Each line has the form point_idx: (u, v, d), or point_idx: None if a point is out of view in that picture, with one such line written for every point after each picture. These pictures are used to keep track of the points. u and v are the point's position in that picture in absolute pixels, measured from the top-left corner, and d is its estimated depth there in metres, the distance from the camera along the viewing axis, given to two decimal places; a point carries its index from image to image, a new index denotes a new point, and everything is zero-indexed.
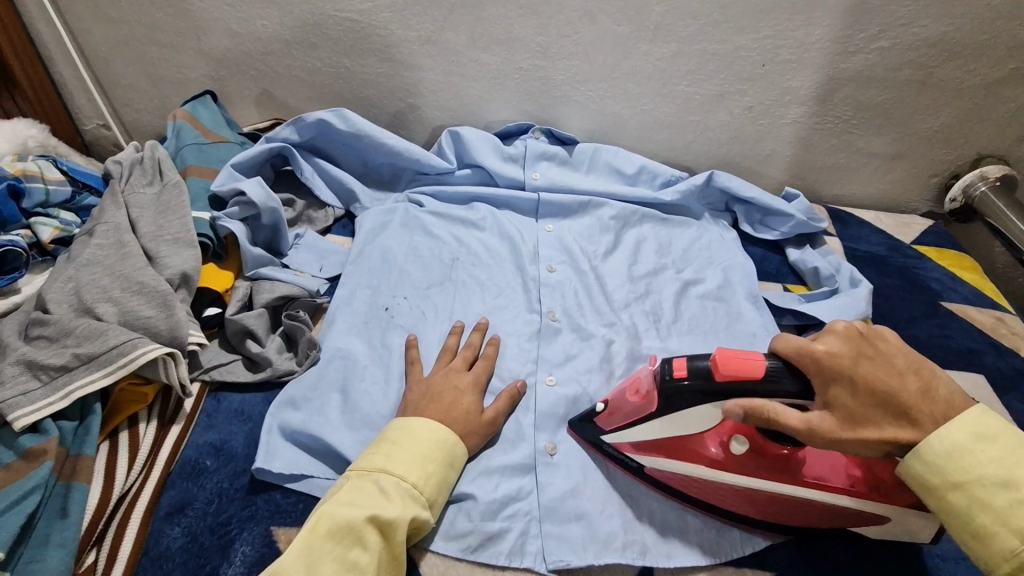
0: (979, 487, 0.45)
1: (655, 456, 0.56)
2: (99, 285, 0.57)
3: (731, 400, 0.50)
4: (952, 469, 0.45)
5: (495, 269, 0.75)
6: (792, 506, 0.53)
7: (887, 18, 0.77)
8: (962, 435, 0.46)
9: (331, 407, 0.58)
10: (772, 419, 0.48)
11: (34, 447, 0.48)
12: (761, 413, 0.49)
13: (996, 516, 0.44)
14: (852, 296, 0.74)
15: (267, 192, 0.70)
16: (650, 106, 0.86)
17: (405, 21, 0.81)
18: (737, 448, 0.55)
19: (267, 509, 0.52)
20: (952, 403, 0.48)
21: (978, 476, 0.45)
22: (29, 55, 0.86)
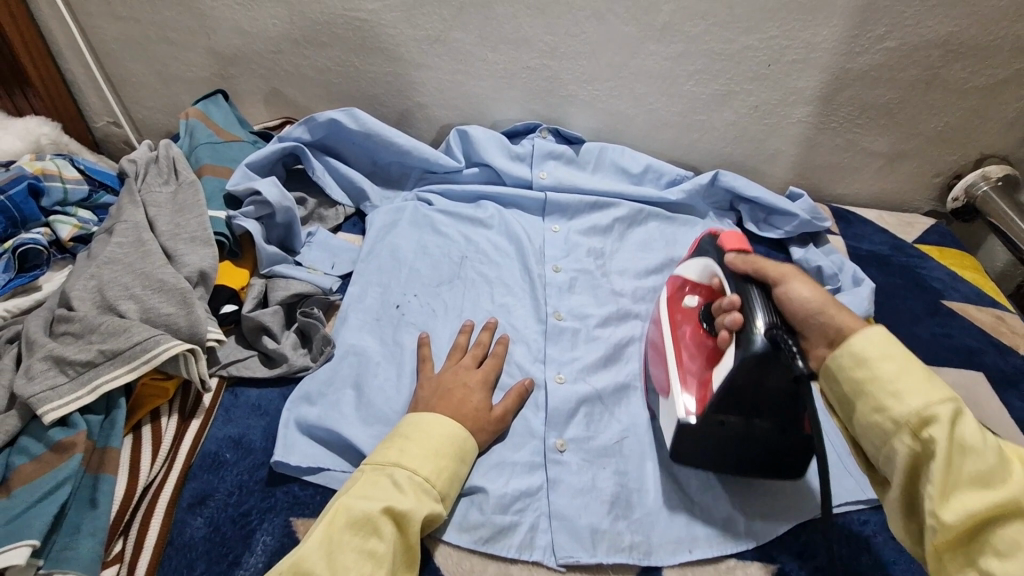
0: (891, 369, 0.46)
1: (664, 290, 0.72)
2: (121, 282, 0.58)
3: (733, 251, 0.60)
4: (874, 352, 0.47)
5: (503, 266, 0.77)
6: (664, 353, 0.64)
7: (894, 18, 0.77)
8: (882, 338, 0.48)
9: (346, 402, 0.60)
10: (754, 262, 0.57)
11: (64, 440, 0.50)
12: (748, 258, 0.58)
13: (903, 384, 0.45)
14: (855, 295, 0.75)
15: (280, 191, 0.71)
16: (656, 105, 0.87)
17: (414, 21, 0.82)
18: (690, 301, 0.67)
19: (285, 501, 0.53)
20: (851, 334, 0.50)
21: (900, 361, 0.46)
22: (41, 53, 0.87)
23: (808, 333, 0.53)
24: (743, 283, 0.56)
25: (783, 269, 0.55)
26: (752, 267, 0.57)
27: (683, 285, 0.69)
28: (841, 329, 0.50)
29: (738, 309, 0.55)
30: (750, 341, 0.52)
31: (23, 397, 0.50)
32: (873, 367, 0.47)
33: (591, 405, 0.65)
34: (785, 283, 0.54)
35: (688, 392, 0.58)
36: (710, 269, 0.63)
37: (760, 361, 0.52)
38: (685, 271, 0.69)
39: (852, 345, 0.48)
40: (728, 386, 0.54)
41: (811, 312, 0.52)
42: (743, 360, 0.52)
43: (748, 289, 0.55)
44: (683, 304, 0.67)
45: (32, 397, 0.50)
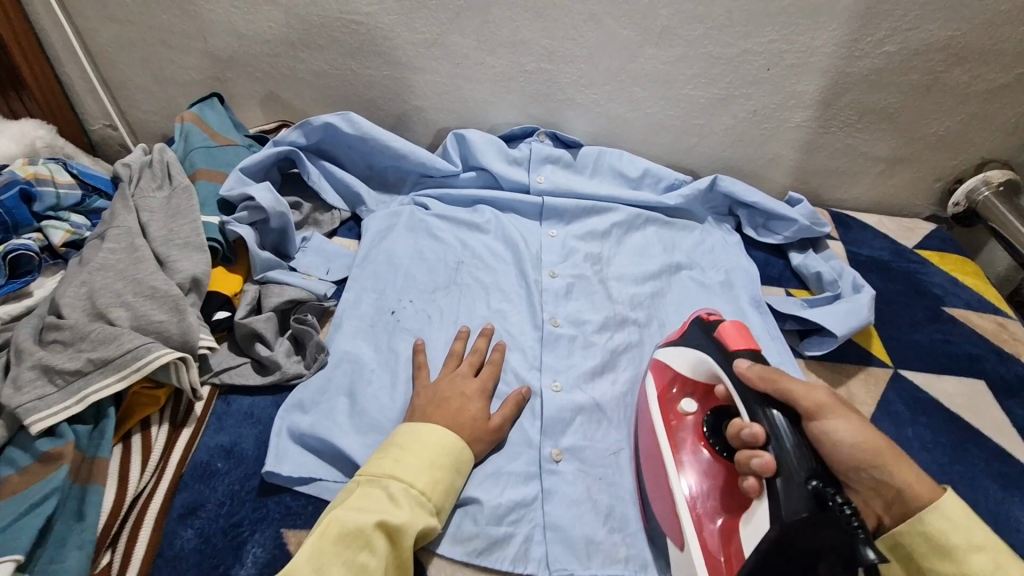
0: (983, 566, 0.48)
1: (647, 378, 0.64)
2: (112, 289, 0.58)
3: (744, 359, 0.54)
4: (962, 541, 0.49)
5: (500, 272, 0.76)
6: (664, 476, 0.56)
7: (895, 22, 0.77)
8: (963, 518, 0.49)
9: (339, 410, 0.60)
10: (779, 383, 0.51)
11: (51, 450, 0.49)
12: (771, 375, 0.52)
13: None
14: (854, 301, 0.74)
15: (275, 197, 0.70)
16: (655, 109, 0.87)
17: (411, 24, 0.81)
18: (686, 408, 0.60)
19: (277, 511, 0.53)
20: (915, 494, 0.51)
21: (989, 554, 0.48)
22: (36, 55, 0.86)
23: (860, 485, 0.52)
24: (767, 408, 0.50)
25: (819, 398, 0.51)
26: (776, 390, 0.51)
27: (672, 382, 0.62)
28: (907, 494, 0.51)
29: (767, 448, 0.48)
30: (789, 499, 0.45)
31: (11, 407, 0.50)
32: (965, 563, 0.48)
33: (586, 414, 0.64)
34: (821, 418, 0.51)
35: (705, 541, 0.50)
36: (715, 372, 0.57)
37: (807, 526, 0.44)
38: (673, 361, 0.62)
39: (931, 524, 0.50)
40: (770, 553, 0.45)
41: (864, 458, 0.51)
42: (788, 523, 0.44)
43: (773, 417, 0.49)
44: (679, 409, 0.60)
45: (20, 407, 0.50)
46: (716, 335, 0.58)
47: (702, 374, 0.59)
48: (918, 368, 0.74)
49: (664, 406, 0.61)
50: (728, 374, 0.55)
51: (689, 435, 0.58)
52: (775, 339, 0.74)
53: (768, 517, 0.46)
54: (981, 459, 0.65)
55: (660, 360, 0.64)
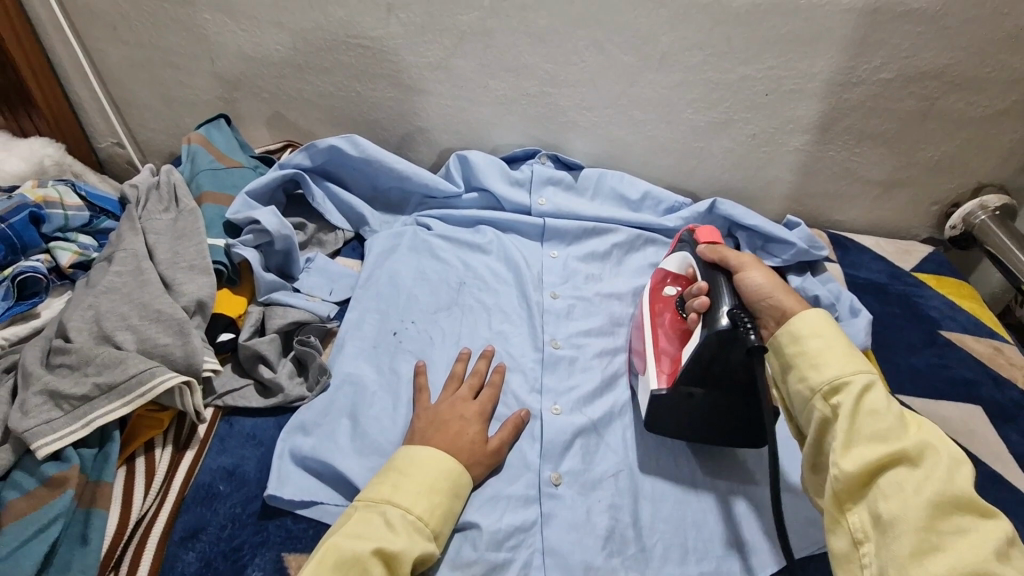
0: (817, 351, 0.52)
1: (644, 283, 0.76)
2: (119, 312, 0.59)
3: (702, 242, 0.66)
4: (809, 337, 0.53)
5: (501, 293, 0.77)
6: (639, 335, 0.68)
7: (890, 51, 0.78)
8: (813, 320, 0.54)
9: (341, 433, 0.60)
10: (722, 251, 0.63)
11: (57, 475, 0.50)
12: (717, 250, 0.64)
13: (823, 359, 0.52)
14: (852, 328, 0.76)
15: (280, 220, 0.72)
16: (655, 132, 0.88)
17: (416, 48, 0.83)
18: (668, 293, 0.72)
19: (278, 535, 0.53)
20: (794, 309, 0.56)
21: (828, 342, 0.52)
22: (47, 76, 0.88)
23: (764, 313, 0.58)
24: (711, 270, 0.62)
25: (744, 259, 0.61)
26: (718, 255, 0.63)
27: (662, 278, 0.73)
28: (787, 310, 0.57)
29: (706, 293, 0.60)
30: (715, 319, 0.56)
31: (18, 431, 0.50)
32: (806, 345, 0.53)
33: (586, 437, 0.65)
34: (744, 271, 0.61)
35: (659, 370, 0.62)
36: (683, 261, 0.69)
37: (721, 339, 0.55)
38: (663, 264, 0.74)
39: (791, 324, 0.55)
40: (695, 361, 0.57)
41: (767, 295, 0.58)
42: (707, 338, 0.56)
43: (717, 277, 0.61)
44: (663, 293, 0.70)
45: (27, 431, 0.50)
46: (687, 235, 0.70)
47: (677, 264, 0.71)
48: (915, 392, 0.74)
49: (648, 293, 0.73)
50: (694, 257, 0.66)
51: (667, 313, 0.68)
52: None
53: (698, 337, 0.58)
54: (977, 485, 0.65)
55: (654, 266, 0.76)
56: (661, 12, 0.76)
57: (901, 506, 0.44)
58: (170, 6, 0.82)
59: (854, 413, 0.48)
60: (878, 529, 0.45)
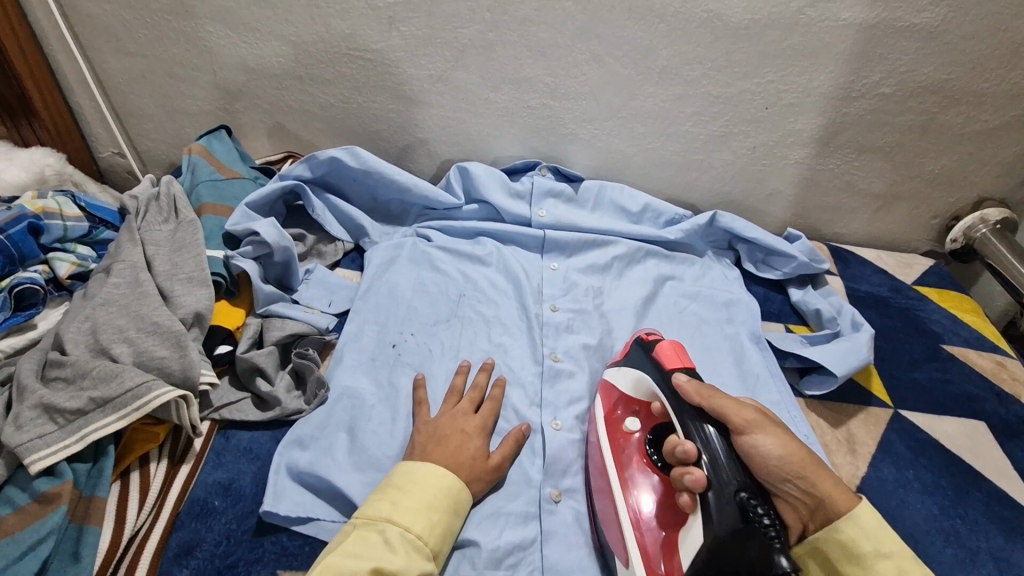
0: (885, 575, 0.47)
1: (596, 403, 0.65)
2: (115, 325, 0.58)
3: (681, 377, 0.55)
4: (869, 550, 0.48)
5: (501, 305, 0.77)
6: (610, 490, 0.57)
7: (890, 66, 0.78)
8: (868, 523, 0.49)
9: (339, 447, 0.59)
10: (713, 400, 0.53)
11: (50, 490, 0.49)
12: (704, 394, 0.53)
13: None
14: (855, 341, 0.74)
15: (279, 232, 0.71)
16: (656, 144, 0.88)
17: (417, 61, 0.83)
18: (630, 425, 0.61)
19: (273, 552, 0.52)
20: (834, 501, 0.50)
21: (894, 560, 0.47)
22: (49, 87, 0.88)
23: (785, 493, 0.51)
24: (700, 422, 0.51)
25: (744, 415, 0.52)
26: (709, 403, 0.52)
27: (618, 403, 0.63)
28: (821, 497, 0.50)
29: (698, 462, 0.50)
30: (716, 509, 0.47)
31: (11, 446, 0.50)
32: (870, 568, 0.47)
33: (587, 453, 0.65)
34: (749, 432, 0.52)
35: (650, 559, 0.51)
36: (651, 390, 0.59)
37: (736, 539, 0.45)
38: (615, 378, 0.64)
39: (842, 531, 0.49)
40: (707, 565, 0.47)
41: (786, 471, 0.51)
42: (723, 532, 0.45)
43: (711, 434, 0.50)
44: (623, 426, 0.62)
45: (19, 446, 0.50)
46: (655, 354, 0.59)
47: (643, 392, 0.60)
48: (918, 408, 0.74)
49: (608, 424, 0.62)
50: (666, 389, 0.56)
51: (632, 454, 0.59)
52: (775, 377, 0.74)
53: (702, 530, 0.48)
54: (983, 502, 0.65)
55: (606, 382, 0.65)
56: (662, 26, 0.77)
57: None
58: (172, 18, 0.82)
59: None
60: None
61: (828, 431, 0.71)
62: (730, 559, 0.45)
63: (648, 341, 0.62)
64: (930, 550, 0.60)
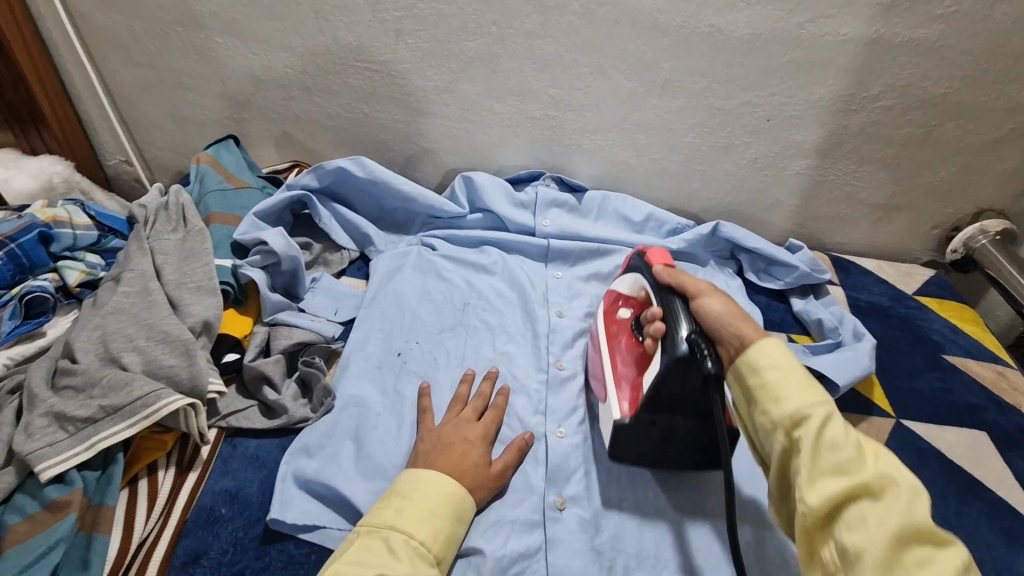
0: (770, 376, 0.47)
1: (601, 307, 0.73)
2: (125, 334, 0.59)
3: (657, 267, 0.61)
4: (761, 359, 0.48)
5: (505, 313, 0.77)
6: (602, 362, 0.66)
7: (890, 79, 0.79)
8: (768, 342, 0.48)
9: (344, 456, 0.60)
10: (677, 279, 0.59)
11: (60, 498, 0.50)
12: (672, 275, 0.59)
13: (778, 389, 0.46)
14: (856, 351, 0.75)
15: (287, 241, 0.72)
16: (658, 155, 0.89)
17: (423, 73, 0.84)
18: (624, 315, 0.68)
19: (280, 560, 0.53)
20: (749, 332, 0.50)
21: (783, 365, 0.47)
22: (59, 96, 0.89)
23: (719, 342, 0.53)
24: (666, 295, 0.58)
25: (701, 285, 0.57)
26: (674, 281, 0.58)
27: (618, 300, 0.70)
28: (743, 339, 0.50)
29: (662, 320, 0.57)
30: (671, 348, 0.53)
31: (22, 454, 0.50)
32: (759, 373, 0.47)
33: (594, 461, 0.65)
34: (700, 297, 0.56)
35: (621, 399, 0.60)
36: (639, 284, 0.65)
37: (677, 364, 0.53)
38: (620, 285, 0.71)
39: (745, 352, 0.49)
40: (656, 391, 0.55)
41: (719, 321, 0.53)
42: (668, 366, 0.53)
43: (671, 301, 0.57)
44: (617, 316, 0.69)
45: (30, 454, 0.50)
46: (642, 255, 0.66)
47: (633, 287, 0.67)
48: (920, 418, 0.74)
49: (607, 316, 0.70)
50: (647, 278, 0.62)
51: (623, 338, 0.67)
52: None
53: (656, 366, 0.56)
54: (985, 513, 0.65)
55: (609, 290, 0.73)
56: (665, 40, 0.78)
57: (865, 544, 0.38)
58: (181, 29, 0.84)
59: (813, 448, 0.43)
60: (844, 565, 0.40)
61: None
62: (677, 381, 0.54)
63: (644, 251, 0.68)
64: None
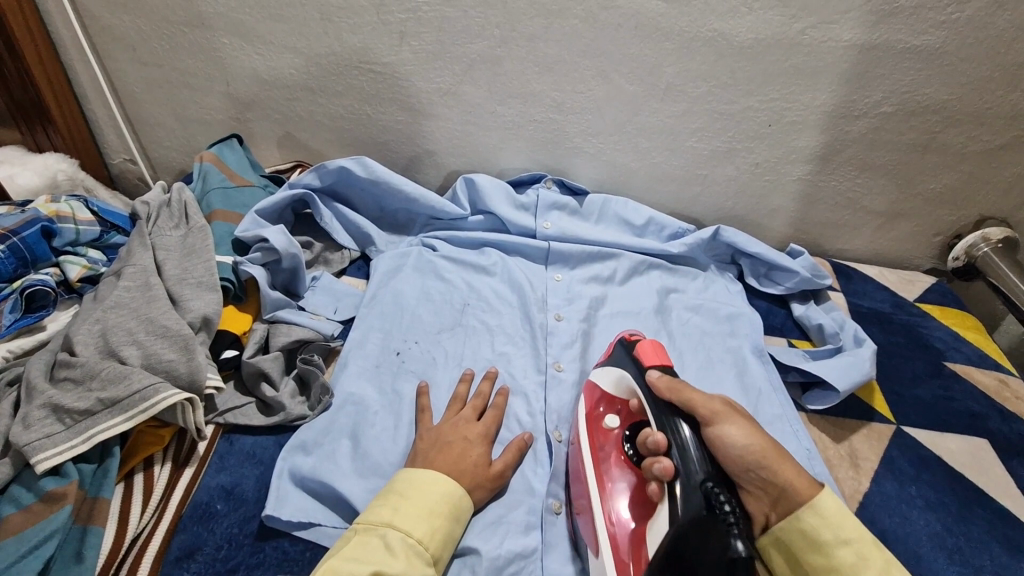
0: (844, 559, 0.50)
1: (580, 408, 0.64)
2: (125, 327, 0.59)
3: (658, 376, 0.55)
4: (828, 534, 0.51)
5: (505, 315, 0.77)
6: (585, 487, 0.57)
7: (892, 86, 0.79)
8: (831, 509, 0.52)
9: (342, 454, 0.60)
10: (683, 396, 0.53)
11: (55, 490, 0.50)
12: (675, 389, 0.54)
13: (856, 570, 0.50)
14: (857, 356, 0.75)
15: (288, 239, 0.72)
16: (660, 159, 0.89)
17: (426, 74, 0.85)
18: (609, 423, 0.61)
19: (275, 556, 0.53)
20: (801, 489, 0.53)
21: (856, 540, 0.51)
22: (65, 94, 0.90)
23: (751, 485, 0.54)
24: (673, 417, 0.52)
25: (714, 406, 0.54)
26: (680, 398, 0.53)
27: (600, 401, 0.63)
28: (780, 485, 0.53)
29: (670, 458, 0.51)
30: (684, 501, 0.48)
31: (18, 445, 0.50)
32: (831, 552, 0.51)
33: None
34: (719, 426, 0.53)
35: (619, 551, 0.51)
36: (632, 388, 0.59)
37: (697, 527, 0.46)
38: (600, 380, 0.63)
39: (807, 522, 0.52)
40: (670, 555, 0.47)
41: (752, 464, 0.53)
42: (684, 527, 0.47)
43: (682, 428, 0.51)
44: (602, 423, 0.61)
45: (27, 445, 0.50)
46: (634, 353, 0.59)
47: (623, 390, 0.60)
48: (920, 424, 0.74)
49: (589, 423, 0.62)
50: (640, 382, 0.57)
51: (610, 452, 0.59)
52: (777, 391, 0.74)
53: (667, 519, 0.49)
54: (986, 521, 0.64)
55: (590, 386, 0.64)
56: (667, 44, 0.78)
57: None
58: (187, 29, 0.84)
59: None
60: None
61: (831, 446, 0.71)
62: (693, 550, 0.46)
63: (631, 340, 0.62)
64: (932, 567, 0.59)
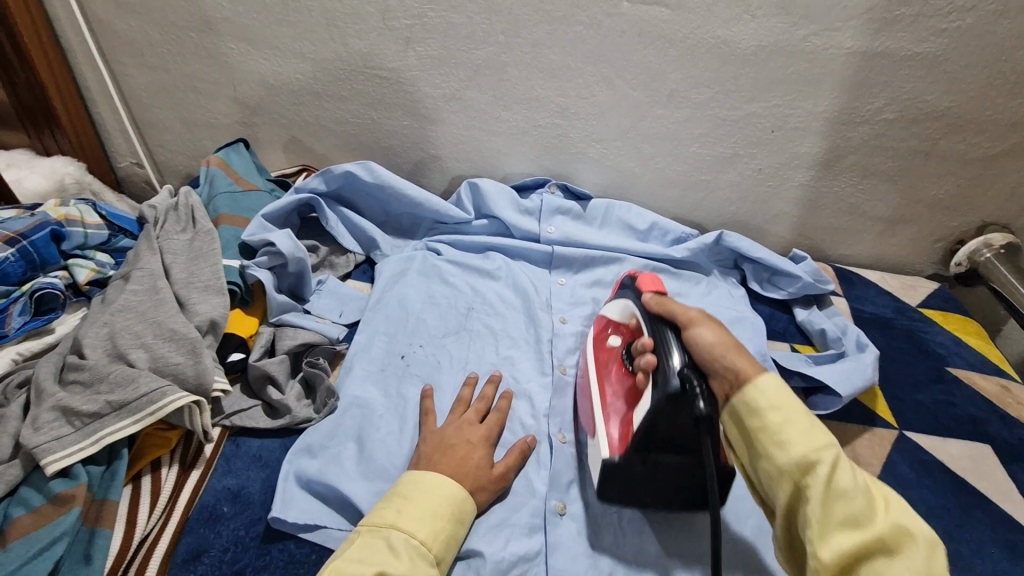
0: (773, 423, 0.46)
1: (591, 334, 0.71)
2: (133, 330, 0.60)
3: (648, 295, 0.59)
4: (765, 402, 0.47)
5: (509, 319, 0.78)
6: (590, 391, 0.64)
7: (894, 92, 0.80)
8: (768, 384, 0.48)
9: (347, 458, 0.60)
10: (665, 304, 0.57)
11: (65, 491, 0.50)
12: (660, 302, 0.58)
13: (780, 432, 0.46)
14: (859, 362, 0.75)
15: (294, 243, 0.73)
16: (664, 164, 0.90)
17: (431, 80, 0.85)
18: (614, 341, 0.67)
19: (281, 559, 0.53)
20: (750, 370, 0.49)
21: (787, 408, 0.46)
22: (73, 98, 0.91)
23: (715, 374, 0.51)
24: (657, 325, 0.56)
25: (692, 313, 0.55)
26: (664, 308, 0.57)
27: (607, 325, 0.69)
28: (738, 373, 0.49)
29: (652, 351, 0.55)
30: (665, 379, 0.52)
31: (28, 447, 0.51)
32: (763, 416, 0.47)
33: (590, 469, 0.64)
34: (693, 326, 0.54)
35: (610, 434, 0.58)
36: (629, 311, 0.63)
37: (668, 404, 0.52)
38: (608, 311, 0.69)
39: (746, 394, 0.48)
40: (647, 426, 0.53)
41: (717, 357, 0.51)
42: (658, 403, 0.52)
43: (663, 332, 0.55)
44: (607, 342, 0.67)
45: (37, 447, 0.51)
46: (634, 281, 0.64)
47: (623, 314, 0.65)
48: (922, 430, 0.74)
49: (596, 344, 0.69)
50: (637, 306, 0.61)
51: (612, 365, 0.65)
52: None
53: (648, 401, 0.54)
54: (988, 527, 0.64)
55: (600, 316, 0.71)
56: (670, 51, 0.79)
57: None
58: (195, 34, 0.85)
59: (824, 499, 0.43)
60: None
61: None
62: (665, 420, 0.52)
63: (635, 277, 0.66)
64: None
